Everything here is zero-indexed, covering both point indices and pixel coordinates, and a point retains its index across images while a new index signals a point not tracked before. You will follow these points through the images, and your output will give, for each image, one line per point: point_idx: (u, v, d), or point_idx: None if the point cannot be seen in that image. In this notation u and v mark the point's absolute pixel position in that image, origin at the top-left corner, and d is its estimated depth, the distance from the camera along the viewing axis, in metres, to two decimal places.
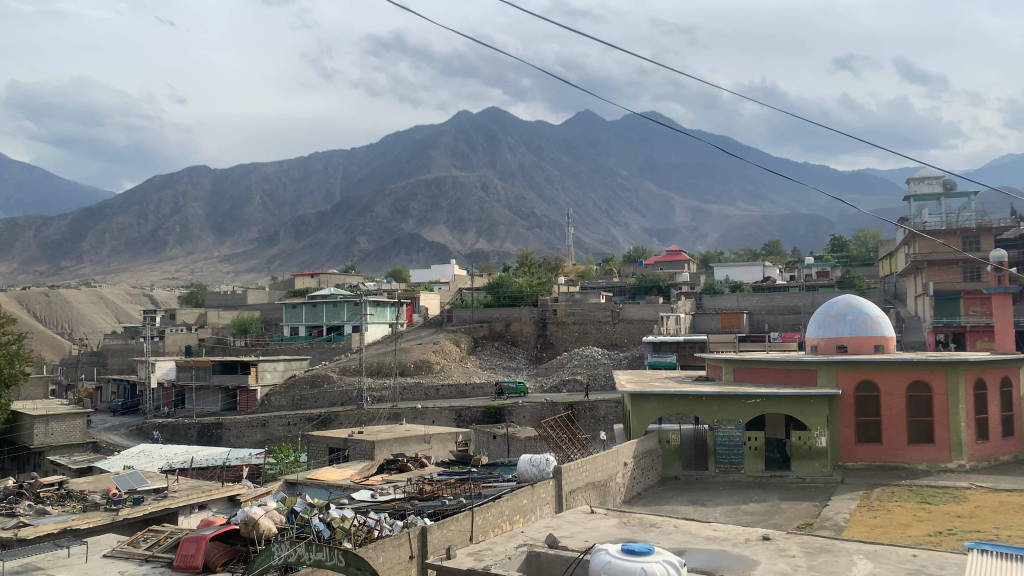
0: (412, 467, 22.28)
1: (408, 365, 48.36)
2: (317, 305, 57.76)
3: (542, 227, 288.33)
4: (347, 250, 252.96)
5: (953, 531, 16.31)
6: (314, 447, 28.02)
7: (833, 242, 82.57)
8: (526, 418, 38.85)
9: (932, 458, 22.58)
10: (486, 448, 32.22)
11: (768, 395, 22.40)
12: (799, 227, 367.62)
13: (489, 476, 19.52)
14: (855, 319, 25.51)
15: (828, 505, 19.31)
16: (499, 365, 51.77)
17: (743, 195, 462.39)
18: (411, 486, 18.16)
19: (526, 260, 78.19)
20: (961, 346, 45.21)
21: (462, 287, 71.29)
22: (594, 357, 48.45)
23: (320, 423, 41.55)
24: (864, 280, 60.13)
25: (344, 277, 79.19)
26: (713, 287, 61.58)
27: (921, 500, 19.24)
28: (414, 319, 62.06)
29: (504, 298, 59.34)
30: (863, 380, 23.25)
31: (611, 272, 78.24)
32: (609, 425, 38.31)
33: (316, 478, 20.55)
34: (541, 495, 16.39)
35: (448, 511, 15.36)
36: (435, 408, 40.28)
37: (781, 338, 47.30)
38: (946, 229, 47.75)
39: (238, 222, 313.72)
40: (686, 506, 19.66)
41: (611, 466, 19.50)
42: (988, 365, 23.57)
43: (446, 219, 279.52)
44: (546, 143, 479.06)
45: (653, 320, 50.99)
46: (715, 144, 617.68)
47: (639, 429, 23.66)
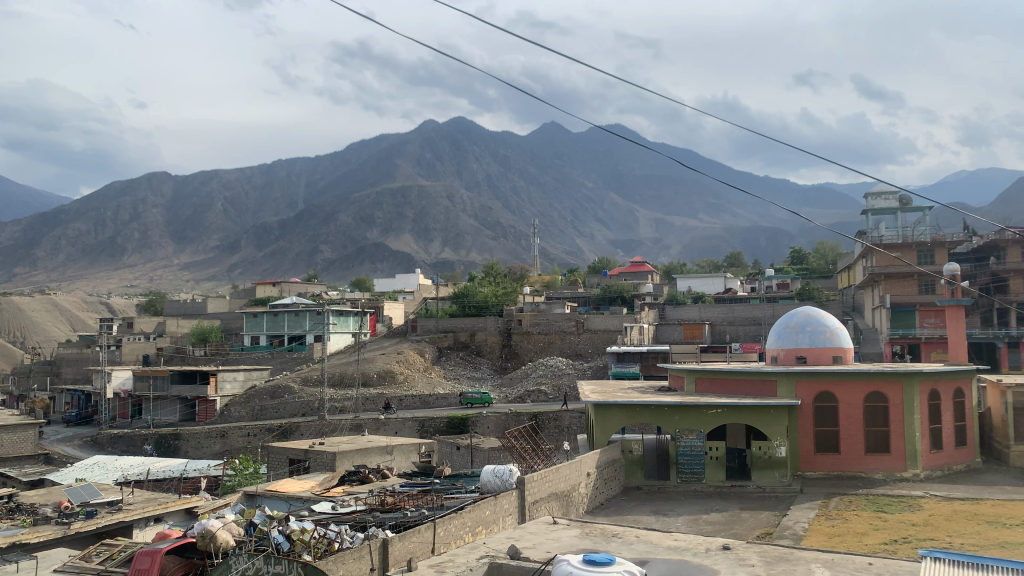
0: (373, 478, 22.08)
1: (371, 376, 47.88)
2: (278, 314, 57.02)
3: (508, 238, 288.93)
4: (310, 259, 250.64)
5: (908, 540, 16.60)
6: (275, 458, 27.70)
7: (793, 255, 83.86)
8: (490, 429, 38.85)
9: (887, 468, 23.04)
10: (449, 458, 32.01)
11: (728, 406, 22.68)
12: (760, 239, 373.79)
13: (452, 487, 19.36)
14: (814, 330, 25.95)
15: (788, 514, 19.54)
16: (464, 375, 51.56)
17: (706, 207, 468.62)
18: (372, 497, 17.95)
19: (492, 269, 78.24)
20: (916, 358, 45.77)
21: (427, 296, 71.12)
22: (558, 367, 48.62)
23: (281, 434, 41.06)
24: (824, 291, 61.19)
25: (306, 286, 78.41)
26: (676, 298, 62.17)
27: (879, 509, 19.53)
28: (378, 328, 61.71)
29: (470, 308, 59.39)
30: (821, 391, 23.59)
31: (576, 283, 78.71)
32: (572, 435, 38.44)
33: (275, 491, 20.26)
34: (503, 505, 16.37)
35: (409, 522, 15.26)
36: (398, 420, 40.00)
37: (742, 349, 47.89)
38: (902, 243, 48.91)
39: (200, 229, 309.31)
40: (649, 516, 19.78)
41: (574, 476, 19.48)
42: (942, 376, 24.07)
43: (411, 227, 278.97)
44: (512, 153, 480.49)
45: (617, 330, 51.35)
46: (679, 157, 624.96)
47: (601, 440, 23.72)
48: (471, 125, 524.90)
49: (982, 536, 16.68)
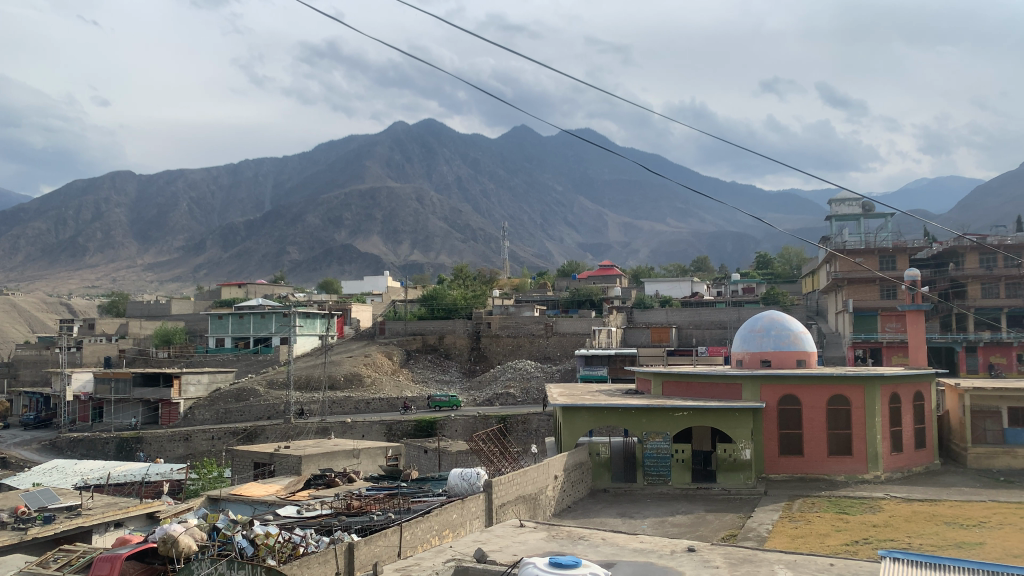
0: (339, 482, 21.89)
1: (338, 379, 47.54)
2: (244, 316, 56.38)
3: (478, 240, 288.81)
4: (276, 260, 248.20)
5: (869, 541, 16.88)
6: (239, 461, 27.30)
7: (759, 260, 84.84)
8: (458, 432, 38.70)
9: (849, 470, 23.37)
10: (416, 462, 31.87)
11: (694, 408, 22.87)
12: (726, 244, 377.94)
13: (419, 491, 19.27)
14: (778, 333, 26.28)
15: (752, 516, 19.76)
16: (432, 377, 51.37)
17: (673, 212, 472.78)
18: (339, 501, 17.82)
19: (461, 272, 78.29)
20: (878, 361, 46.89)
21: (395, 299, 70.70)
22: (527, 370, 48.66)
23: (246, 437, 40.58)
24: (788, 296, 62.07)
25: (273, 287, 77.55)
26: (643, 301, 62.60)
27: (840, 511, 19.82)
28: (345, 331, 61.27)
29: (438, 311, 59.22)
30: (785, 394, 23.91)
31: (545, 286, 78.91)
32: (540, 438, 38.47)
33: (240, 494, 19.99)
34: (470, 509, 16.34)
35: (376, 527, 15.15)
36: (365, 423, 39.74)
37: (708, 352, 48.37)
38: (865, 249, 49.83)
39: (164, 229, 304.79)
40: (615, 519, 19.86)
41: (541, 480, 19.53)
42: (903, 380, 24.50)
43: (380, 229, 277.70)
44: (482, 156, 480.55)
45: (585, 333, 51.57)
46: (648, 161, 629.39)
47: (568, 443, 23.76)
48: (441, 126, 523.74)
49: (939, 537, 17.04)
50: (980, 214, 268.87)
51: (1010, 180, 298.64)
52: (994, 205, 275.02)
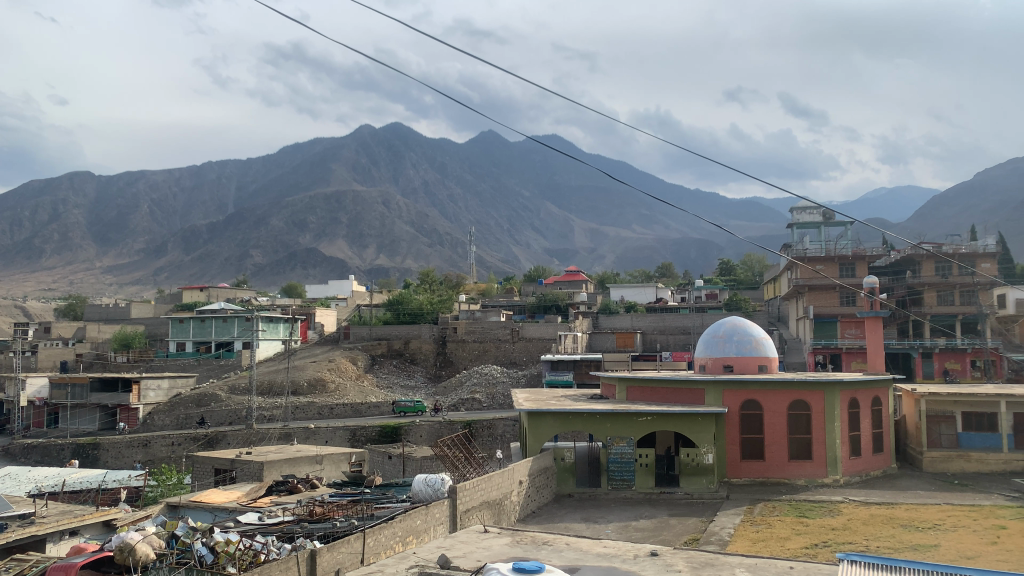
0: (301, 488, 21.69)
1: (301, 385, 47.03)
2: (206, 320, 55.52)
3: (445, 245, 288.23)
4: (239, 264, 245.08)
5: (827, 544, 17.13)
6: (199, 468, 26.85)
7: (721, 266, 85.96)
8: (423, 437, 38.57)
9: (810, 474, 23.69)
10: (380, 468, 31.63)
11: (657, 413, 23.05)
12: (691, 251, 381.91)
13: (383, 497, 19.13)
14: (740, 340, 26.60)
15: (714, 520, 19.94)
16: (397, 383, 51.06)
17: (639, 219, 476.45)
18: (301, 508, 17.61)
19: (427, 276, 77.90)
20: (838, 367, 47.62)
21: (360, 303, 70.28)
22: (493, 375, 48.64)
23: (207, 443, 40.01)
24: (750, 302, 62.99)
25: (235, 291, 76.58)
26: (609, 307, 63.09)
27: (801, 514, 20.10)
28: (309, 336, 60.66)
29: (404, 315, 58.97)
30: (747, 399, 24.20)
31: (512, 291, 79.28)
32: (506, 443, 38.51)
33: (200, 500, 19.69)
34: (435, 515, 16.27)
35: (339, 533, 15.02)
36: (328, 428, 39.39)
37: (672, 358, 48.83)
38: (825, 257, 50.77)
39: (123, 231, 299.06)
40: (579, 524, 19.93)
41: (506, 485, 19.50)
42: (861, 386, 24.97)
43: (345, 233, 275.72)
44: (449, 161, 480.13)
45: (551, 339, 51.81)
46: (614, 167, 633.71)
47: (533, 447, 23.76)
48: (407, 130, 521.45)
49: (895, 539, 17.37)
50: (937, 224, 275.19)
51: (966, 190, 305.70)
52: (950, 215, 281.54)
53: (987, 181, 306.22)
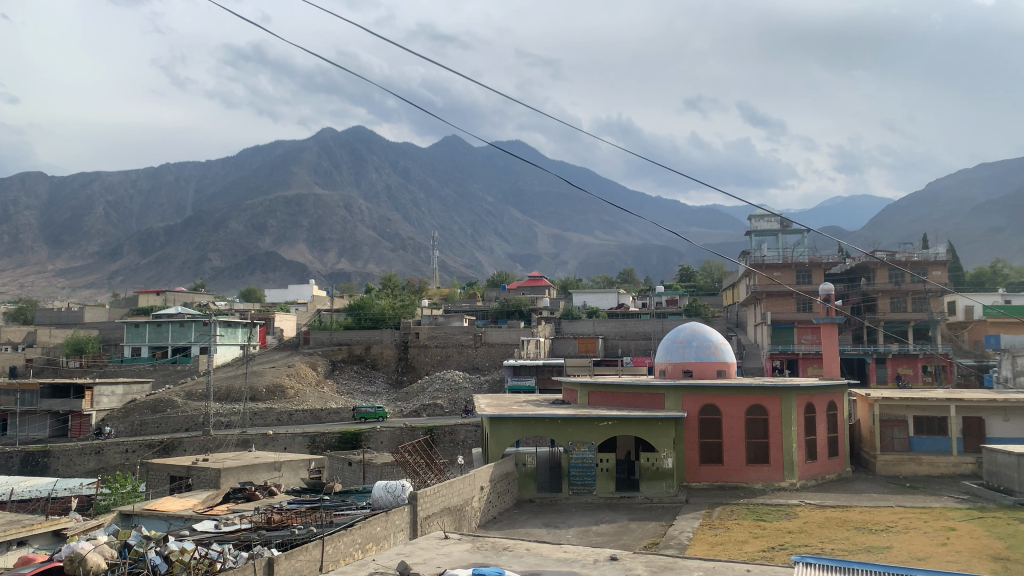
0: (260, 496, 21.36)
1: (260, 391, 46.33)
2: (162, 324, 54.46)
3: (407, 250, 287.04)
4: (197, 268, 241.42)
5: (784, 547, 17.37)
6: (154, 475, 26.32)
7: (681, 272, 86.79)
8: (384, 444, 38.24)
9: (767, 478, 24.01)
10: (340, 475, 31.32)
11: (619, 418, 23.21)
12: (652, 257, 385.41)
13: (342, 504, 18.93)
14: (699, 345, 26.90)
15: (674, 523, 20.14)
16: (358, 389, 50.59)
17: (601, 225, 479.72)
18: (259, 515, 17.37)
19: (389, 281, 77.40)
20: (794, 372, 48.55)
21: (321, 308, 69.62)
22: (455, 381, 48.52)
23: (162, 450, 39.23)
24: (710, 308, 63.77)
25: (193, 295, 75.26)
26: (571, 312, 63.39)
27: (758, 518, 20.41)
28: (268, 341, 59.84)
29: (365, 320, 58.57)
30: (706, 403, 24.50)
31: (474, 296, 79.24)
32: (468, 449, 38.38)
33: (154, 508, 19.29)
34: (394, 521, 16.12)
35: (297, 541, 14.84)
36: (288, 435, 38.93)
37: (633, 363, 49.23)
38: (782, 264, 51.65)
39: (77, 232, 292.50)
40: (540, 529, 19.93)
41: (467, 490, 19.44)
42: (817, 391, 25.40)
43: (305, 238, 273.06)
44: (413, 165, 478.27)
45: (513, 344, 51.89)
46: (577, 174, 636.37)
47: (495, 453, 23.67)
48: (370, 134, 518.01)
49: (850, 541, 17.68)
50: (891, 232, 281.03)
51: (918, 200, 313.14)
52: (903, 223, 287.85)
53: (938, 191, 314.11)
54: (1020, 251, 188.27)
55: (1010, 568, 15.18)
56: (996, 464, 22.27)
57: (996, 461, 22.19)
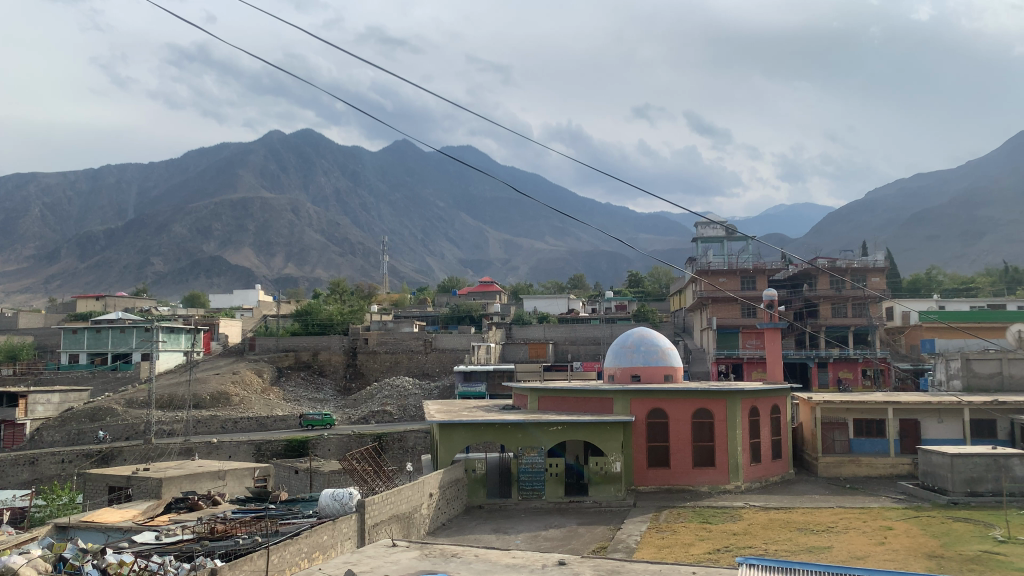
0: (203, 505, 20.91)
1: (203, 398, 45.27)
2: (102, 330, 52.91)
3: (356, 255, 284.85)
4: (139, 272, 235.55)
5: (729, 549, 17.67)
6: (91, 486, 25.49)
7: (630, 278, 87.85)
8: (331, 451, 37.82)
9: (712, 480, 24.39)
10: (286, 483, 30.85)
11: (567, 423, 23.33)
12: (601, 263, 389.07)
13: (288, 513, 18.60)
14: (647, 350, 27.22)
15: (622, 527, 20.30)
16: (305, 396, 49.83)
17: (552, 231, 482.55)
18: (202, 525, 17.00)
19: (337, 286, 76.52)
20: (740, 376, 49.55)
21: (267, 314, 68.62)
22: (404, 387, 48.21)
23: (101, 460, 38.17)
24: (657, 313, 64.63)
25: (134, 300, 73.47)
26: (522, 318, 63.59)
27: (704, 520, 20.68)
28: (212, 347, 58.57)
29: (313, 326, 57.96)
30: (653, 407, 24.76)
31: (425, 302, 78.99)
32: (416, 456, 38.16)
33: (91, 521, 18.64)
34: (341, 530, 15.96)
35: (241, 551, 14.57)
36: (232, 443, 38.25)
37: (582, 368, 49.56)
38: (727, 270, 52.68)
39: (12, 236, 282.84)
40: (489, 535, 19.88)
41: (416, 498, 19.32)
42: (761, 394, 25.89)
43: (251, 241, 268.23)
44: (362, 169, 474.42)
45: (464, 350, 51.88)
46: (528, 179, 638.80)
47: (444, 459, 23.53)
48: (319, 137, 511.74)
49: (792, 542, 18.09)
50: (833, 239, 288.71)
51: (857, 208, 322.18)
52: (844, 231, 296.20)
53: (876, 200, 323.70)
54: (953, 258, 195.18)
55: (944, 565, 15.65)
56: (930, 464, 22.93)
57: (930, 462, 22.86)
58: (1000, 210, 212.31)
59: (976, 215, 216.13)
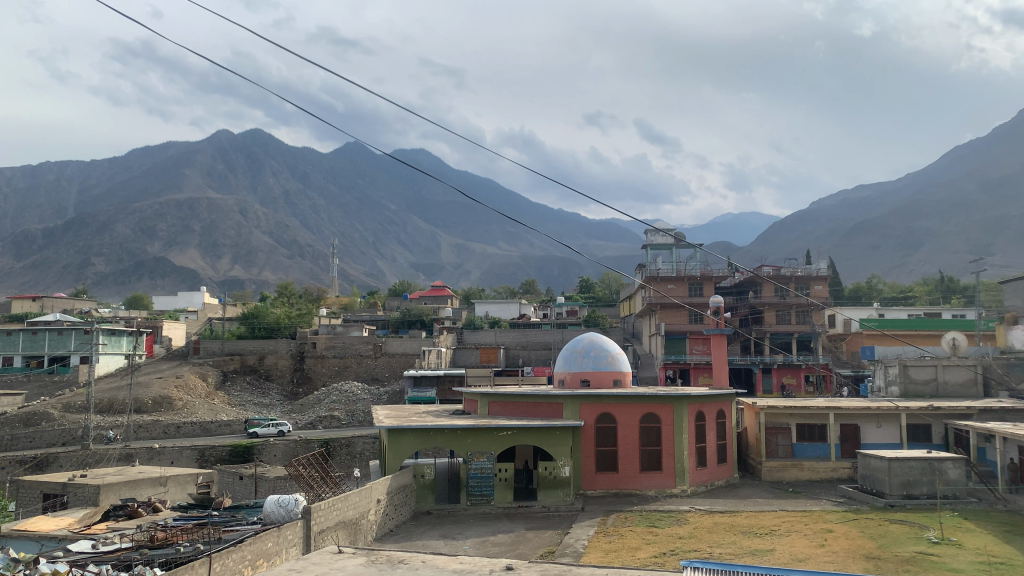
0: (143, 513, 20.40)
1: (145, 402, 44.08)
2: (38, 332, 50.93)
3: (306, 257, 281.42)
4: (79, 272, 228.90)
5: (674, 552, 17.85)
6: (25, 494, 24.71)
7: (581, 284, 88.51)
8: (276, 456, 37.25)
9: (659, 485, 24.65)
10: (230, 489, 30.31)
11: (518, 428, 23.35)
12: (553, 269, 391.59)
13: (232, 519, 18.28)
14: (597, 355, 27.46)
15: (570, 532, 20.38)
16: (251, 401, 48.94)
17: (504, 236, 483.51)
18: (140, 533, 16.56)
19: (285, 289, 75.45)
20: (686, 381, 49.95)
21: (212, 317, 67.20)
22: (353, 393, 47.74)
23: (35, 466, 36.87)
24: (607, 319, 65.24)
25: (73, 302, 71.25)
26: (473, 322, 63.68)
27: (650, 524, 20.90)
28: (155, 350, 57.27)
29: (259, 329, 56.99)
30: (602, 412, 25.00)
31: (375, 306, 78.40)
32: (364, 461, 37.83)
33: (23, 530, 18.05)
34: (286, 537, 15.71)
35: (182, 559, 14.21)
36: (175, 448, 37.35)
37: (533, 372, 49.69)
38: (675, 277, 53.50)
39: None
40: (438, 541, 19.79)
41: (363, 504, 19.10)
42: (707, 399, 26.32)
43: (197, 242, 262.89)
44: (313, 171, 468.76)
45: (415, 354, 51.65)
46: (480, 184, 639.07)
47: (393, 464, 23.33)
48: (268, 138, 504.33)
49: (736, 545, 18.37)
50: (780, 247, 295.42)
51: (802, 217, 329.64)
52: (788, 240, 303.34)
53: (820, 210, 331.49)
54: (893, 268, 201.14)
55: (881, 566, 16.13)
56: (869, 468, 23.62)
57: (869, 466, 23.54)
58: (935, 222, 219.53)
59: (914, 227, 222.94)
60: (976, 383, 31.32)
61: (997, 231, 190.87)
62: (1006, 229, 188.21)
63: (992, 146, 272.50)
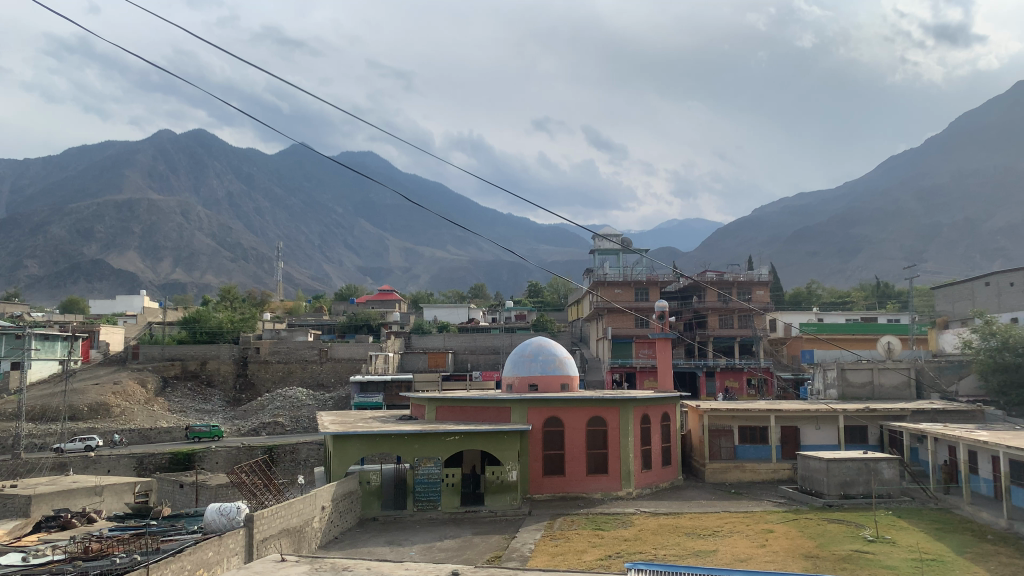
0: (77, 523, 19.80)
1: (80, 409, 42.79)
2: None
3: (249, 261, 276.80)
4: (9, 275, 220.80)
5: (620, 554, 18.06)
6: None
7: (529, 288, 88.81)
8: (219, 464, 36.51)
9: (605, 487, 24.86)
10: (170, 498, 29.55)
11: (465, 432, 23.32)
12: (501, 274, 392.59)
13: (172, 529, 17.85)
14: (545, 359, 27.59)
15: (516, 536, 20.40)
16: (191, 408, 47.76)
17: (453, 240, 483.22)
18: (74, 544, 16.02)
19: (228, 293, 73.87)
20: (632, 384, 50.91)
21: (152, 321, 65.35)
22: (297, 398, 47.07)
23: None
24: (554, 324, 65.65)
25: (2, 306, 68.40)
26: (421, 326, 63.25)
27: (596, 527, 21.06)
28: (92, 355, 55.47)
29: (200, 334, 55.79)
30: (549, 416, 25.07)
31: (322, 309, 77.52)
32: (309, 468, 37.33)
33: None
34: (228, 546, 15.38)
35: (118, 569, 13.78)
36: (112, 456, 36.20)
37: (481, 377, 49.72)
38: (622, 281, 54.12)
39: None
40: (383, 547, 19.60)
41: (307, 511, 18.83)
42: (652, 402, 26.66)
43: (137, 244, 256.37)
44: (258, 172, 460.98)
45: (361, 359, 51.13)
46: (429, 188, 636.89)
47: (338, 471, 23.02)
48: (211, 138, 494.14)
49: (680, 546, 18.62)
50: (724, 252, 301.85)
51: (745, 224, 337.14)
52: (732, 245, 310.05)
53: (762, 217, 339.56)
54: (832, 273, 207.23)
55: (819, 565, 16.46)
56: (808, 469, 24.20)
57: (809, 466, 24.08)
58: (873, 229, 226.56)
59: (851, 233, 229.98)
60: (909, 385, 32.46)
61: (930, 238, 198.06)
62: (939, 236, 195.21)
63: (926, 155, 282.62)
